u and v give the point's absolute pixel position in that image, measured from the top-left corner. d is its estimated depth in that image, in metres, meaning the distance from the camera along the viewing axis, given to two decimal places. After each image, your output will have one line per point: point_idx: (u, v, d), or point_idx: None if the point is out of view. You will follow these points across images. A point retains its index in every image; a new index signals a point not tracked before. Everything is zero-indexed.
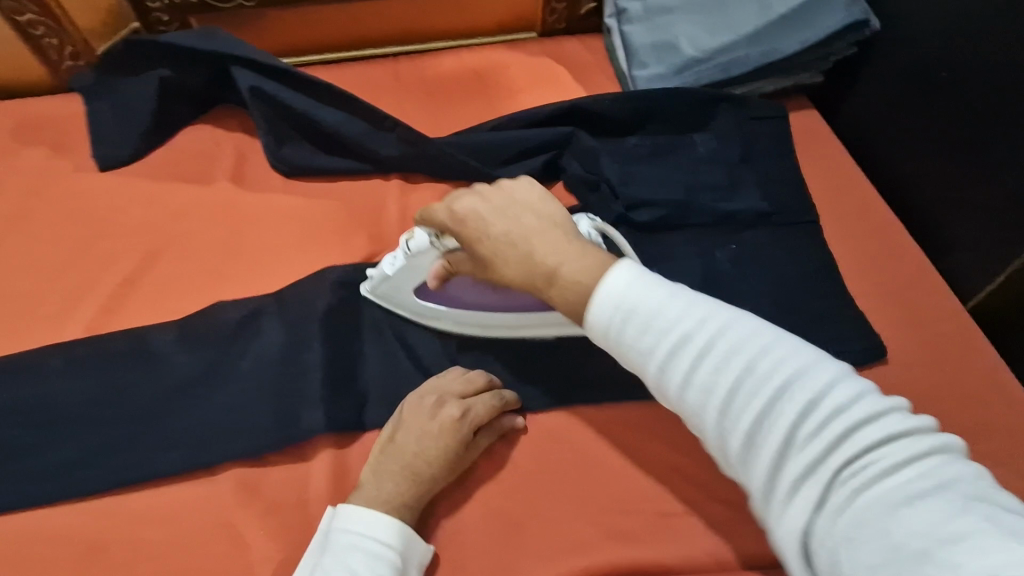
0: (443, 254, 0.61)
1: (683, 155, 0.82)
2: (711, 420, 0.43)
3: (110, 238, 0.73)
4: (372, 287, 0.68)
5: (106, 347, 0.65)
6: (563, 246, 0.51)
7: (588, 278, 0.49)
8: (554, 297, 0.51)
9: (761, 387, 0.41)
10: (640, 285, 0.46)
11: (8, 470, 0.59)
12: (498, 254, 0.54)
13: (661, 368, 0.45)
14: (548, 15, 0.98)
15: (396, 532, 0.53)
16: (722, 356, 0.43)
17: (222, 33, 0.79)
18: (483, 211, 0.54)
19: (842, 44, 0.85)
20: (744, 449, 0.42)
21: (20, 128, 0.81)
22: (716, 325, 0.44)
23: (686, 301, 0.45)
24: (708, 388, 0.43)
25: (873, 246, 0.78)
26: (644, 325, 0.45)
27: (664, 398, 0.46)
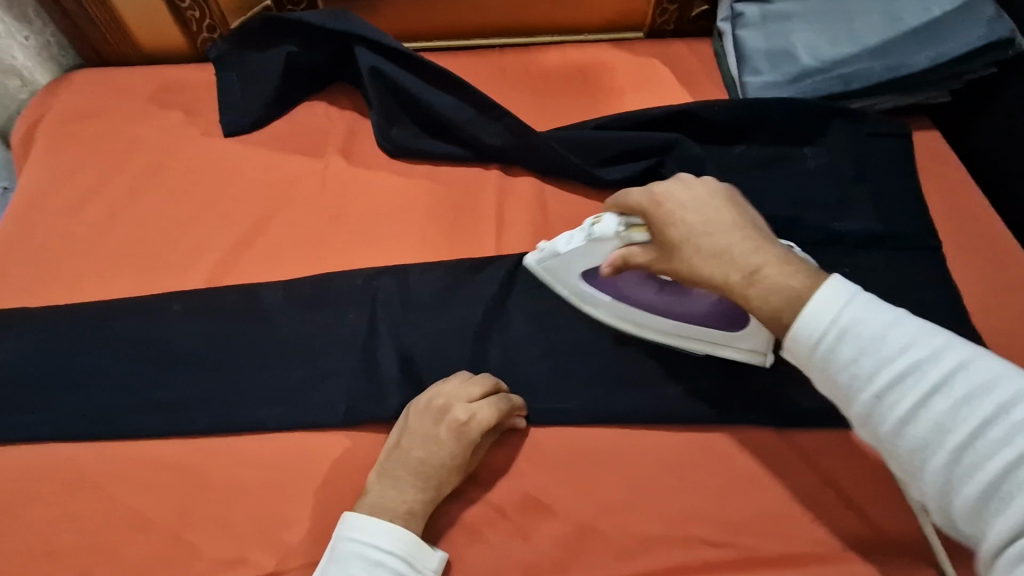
0: (627, 243, 0.59)
1: (791, 170, 0.80)
2: (935, 463, 0.44)
3: (229, 198, 0.78)
4: (539, 260, 0.68)
5: (221, 298, 0.70)
6: (766, 248, 0.54)
7: (792, 280, 0.52)
8: (751, 296, 0.53)
9: (1010, 436, 0.41)
10: (861, 302, 0.48)
11: (130, 399, 0.65)
12: (692, 243, 0.56)
13: (881, 397, 0.46)
14: (657, 16, 0.96)
15: (401, 540, 0.54)
16: (956, 396, 0.44)
17: (350, 14, 0.83)
18: (686, 200, 0.57)
19: (981, 63, 0.79)
20: (978, 500, 0.42)
21: (158, 91, 0.88)
22: (954, 364, 0.44)
23: (913, 331, 0.46)
24: (936, 430, 0.44)
25: (994, 283, 0.73)
26: (863, 350, 0.47)
27: (873, 429, 0.47)
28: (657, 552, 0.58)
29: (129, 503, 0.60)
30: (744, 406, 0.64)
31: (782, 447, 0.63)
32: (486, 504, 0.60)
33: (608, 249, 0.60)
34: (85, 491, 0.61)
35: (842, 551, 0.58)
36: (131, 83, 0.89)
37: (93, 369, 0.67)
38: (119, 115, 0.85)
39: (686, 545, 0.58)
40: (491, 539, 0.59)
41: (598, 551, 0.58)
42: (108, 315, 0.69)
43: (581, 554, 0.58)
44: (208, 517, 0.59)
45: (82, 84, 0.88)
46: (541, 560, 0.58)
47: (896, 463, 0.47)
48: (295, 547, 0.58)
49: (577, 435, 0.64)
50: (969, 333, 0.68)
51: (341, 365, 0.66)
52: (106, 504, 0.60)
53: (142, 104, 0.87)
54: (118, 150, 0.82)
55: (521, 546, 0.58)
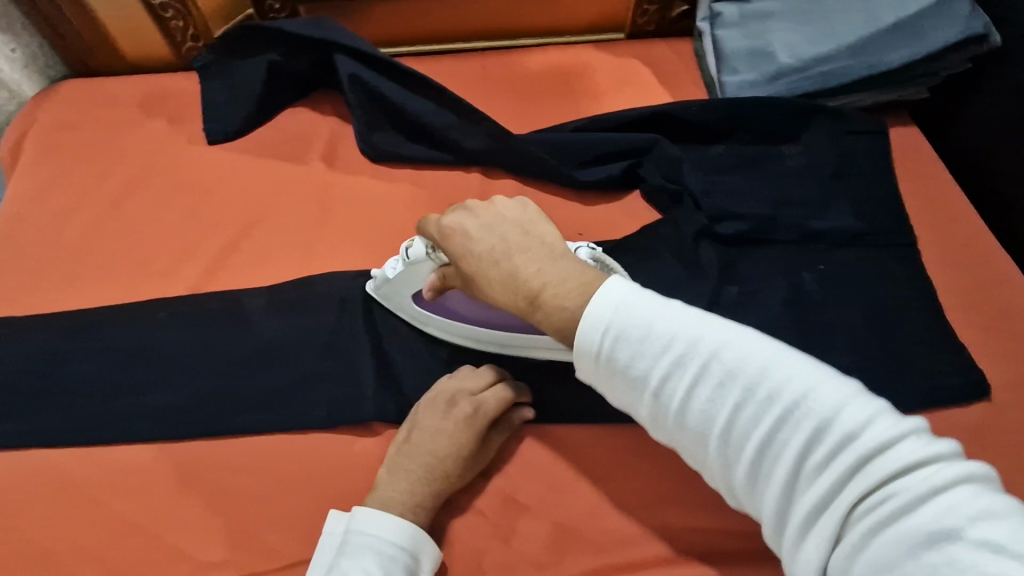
0: (438, 266, 0.61)
1: (769, 169, 0.80)
2: (714, 449, 0.44)
3: (214, 206, 0.80)
4: (375, 287, 0.68)
5: (205, 305, 0.71)
6: (549, 268, 0.52)
7: (568, 300, 0.50)
8: (538, 320, 0.52)
9: (764, 412, 0.42)
10: (632, 301, 0.47)
11: (116, 406, 0.66)
12: (480, 272, 0.54)
13: (660, 394, 0.46)
14: (638, 16, 0.97)
15: (412, 537, 0.55)
16: (718, 382, 0.44)
17: (332, 23, 0.84)
18: (470, 227, 0.55)
19: (958, 59, 0.79)
20: (752, 478, 0.43)
21: (144, 101, 0.89)
22: (711, 348, 0.44)
23: (680, 321, 0.46)
24: (707, 413, 0.44)
25: (971, 279, 0.74)
26: (636, 348, 0.46)
27: (662, 424, 0.47)
28: (634, 549, 0.58)
29: (114, 508, 0.61)
30: None
31: None
32: (465, 507, 0.61)
33: (425, 273, 0.62)
34: (72, 496, 0.62)
35: None
36: (117, 93, 0.90)
37: (81, 376, 0.68)
38: (106, 125, 0.87)
39: (663, 543, 0.59)
40: (469, 540, 0.59)
41: (577, 551, 0.58)
42: (96, 322, 0.71)
43: (560, 555, 0.58)
44: (192, 521, 0.60)
45: (70, 95, 0.90)
46: (519, 560, 0.58)
47: (687, 451, 0.47)
48: (277, 548, 0.59)
49: (555, 435, 0.64)
50: (944, 329, 0.69)
51: (322, 370, 0.67)
52: (92, 509, 0.61)
53: (128, 113, 0.88)
54: (104, 159, 0.84)
55: (500, 547, 0.59)
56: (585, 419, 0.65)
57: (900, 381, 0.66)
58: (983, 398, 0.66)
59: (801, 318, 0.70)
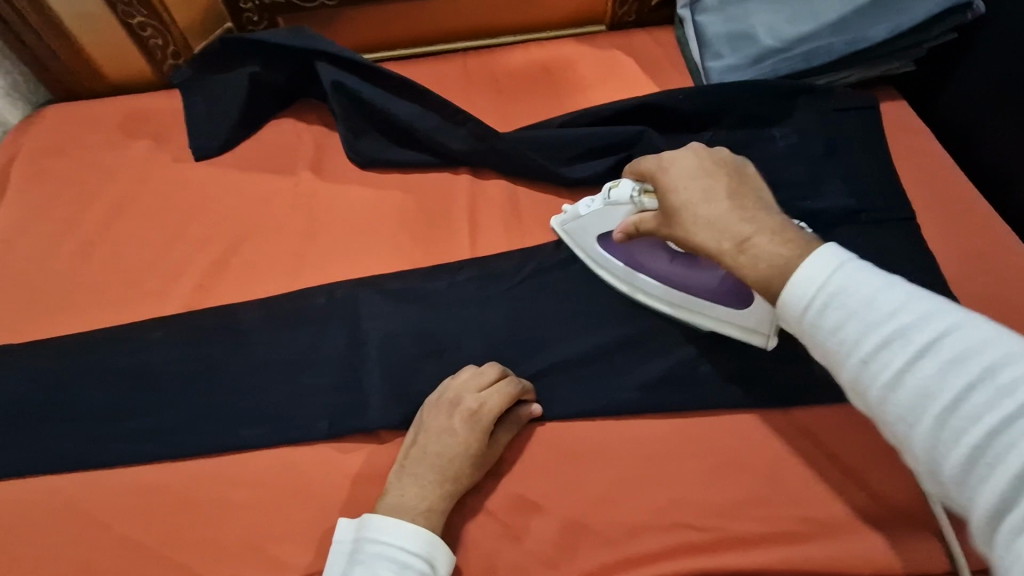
0: (638, 208, 0.63)
1: (759, 151, 0.80)
2: (924, 431, 0.39)
3: (203, 223, 0.79)
4: (563, 222, 0.73)
5: (200, 322, 0.71)
6: (761, 216, 0.52)
7: (784, 247, 0.49)
8: (740, 264, 0.51)
9: (1000, 400, 0.36)
10: (849, 269, 0.44)
11: (115, 428, 0.65)
12: (688, 210, 0.55)
13: (867, 363, 0.42)
14: (617, 8, 0.97)
15: (426, 543, 0.54)
16: (947, 359, 0.39)
17: (308, 32, 0.83)
18: (688, 169, 0.57)
19: (941, 30, 0.78)
20: (969, 471, 0.37)
21: (128, 121, 0.89)
22: (942, 325, 0.40)
23: (911, 294, 0.42)
24: (924, 392, 0.39)
25: (970, 250, 0.73)
26: (846, 312, 0.43)
27: (862, 399, 0.43)
28: (647, 540, 0.58)
29: (118, 531, 0.60)
30: (722, 391, 0.64)
31: (764, 429, 0.63)
32: (473, 510, 0.60)
33: (624, 212, 0.65)
34: (75, 522, 0.61)
35: (832, 529, 0.58)
36: (100, 115, 0.89)
37: (79, 401, 0.67)
38: (90, 148, 0.86)
39: (674, 532, 0.58)
40: (479, 543, 0.59)
41: (588, 546, 0.58)
42: (91, 346, 0.70)
43: (571, 550, 0.58)
44: (199, 540, 0.60)
45: (52, 120, 0.89)
46: (530, 559, 0.58)
47: (887, 434, 0.43)
48: (286, 561, 0.58)
49: (560, 431, 0.64)
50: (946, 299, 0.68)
51: (321, 381, 0.67)
52: (96, 534, 0.60)
53: (112, 135, 0.87)
54: (91, 182, 0.83)
55: (510, 547, 0.58)
56: (589, 413, 0.64)
57: None
58: None
59: None
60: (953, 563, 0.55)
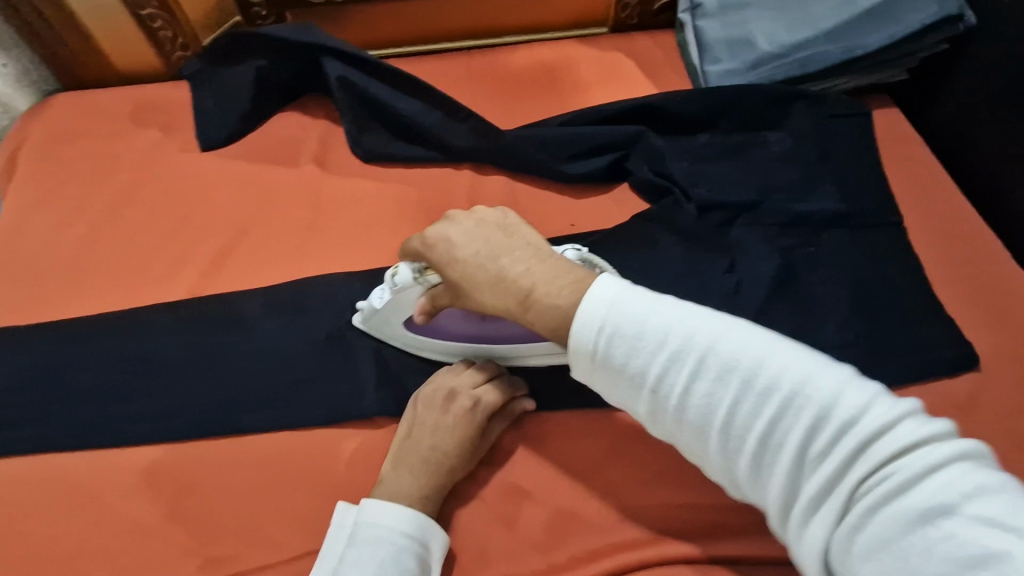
0: (427, 289, 0.60)
1: (754, 154, 0.82)
2: (714, 444, 0.44)
3: (209, 212, 0.81)
4: (364, 320, 0.68)
5: (204, 309, 0.73)
6: (536, 266, 0.52)
7: (558, 297, 0.49)
8: (531, 321, 0.51)
9: (763, 404, 0.42)
10: (623, 298, 0.46)
11: (119, 410, 0.67)
12: (467, 278, 0.53)
13: (658, 391, 0.45)
14: (620, 11, 0.99)
15: (421, 526, 0.56)
16: (717, 376, 0.43)
17: (317, 27, 0.85)
18: (451, 235, 0.55)
19: (934, 40, 0.81)
20: (755, 470, 0.43)
21: (136, 110, 0.90)
22: (705, 343, 0.44)
23: (675, 316, 0.45)
24: (707, 408, 0.44)
25: (955, 255, 0.76)
26: (634, 346, 0.46)
27: (660, 419, 0.47)
28: (634, 527, 0.60)
29: (121, 509, 0.62)
30: None
31: None
32: (467, 496, 0.62)
33: (415, 296, 0.61)
34: (79, 499, 0.63)
35: None
36: (109, 104, 0.91)
37: (83, 383, 0.69)
38: (99, 137, 0.88)
39: (659, 520, 0.60)
40: (471, 528, 0.60)
41: (578, 533, 0.60)
42: (97, 329, 0.72)
43: (561, 536, 0.60)
44: (199, 519, 0.61)
45: (62, 108, 0.91)
46: (521, 544, 0.59)
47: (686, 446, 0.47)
48: (285, 541, 0.60)
49: (552, 422, 0.66)
50: (931, 302, 0.71)
51: (320, 368, 0.68)
52: (99, 511, 0.62)
53: (120, 124, 0.89)
54: (98, 169, 0.85)
55: (502, 533, 0.60)
56: (581, 404, 0.66)
57: (890, 356, 0.67)
58: (972, 367, 0.67)
59: (789, 298, 0.71)
60: None
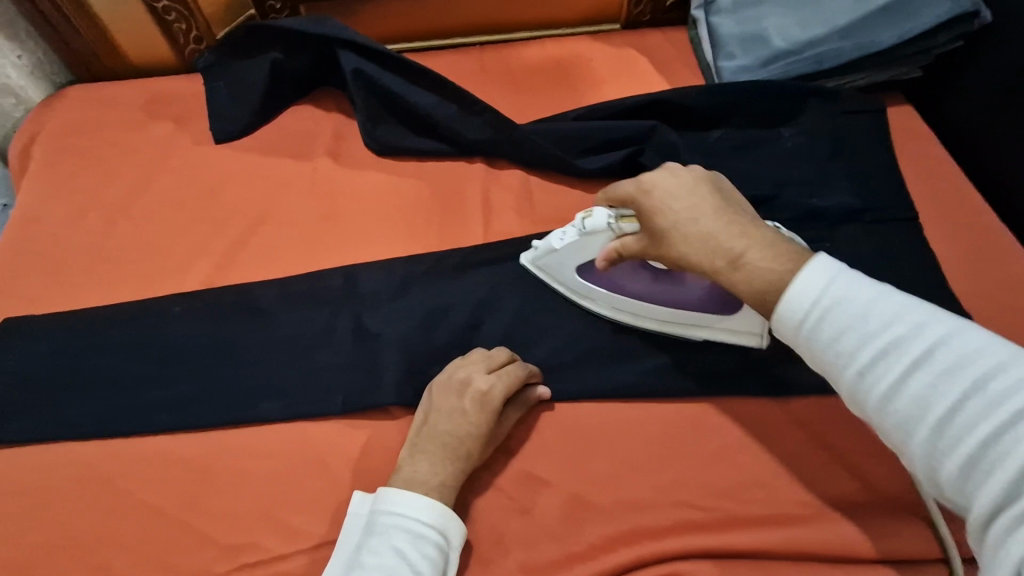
0: (618, 235, 0.62)
1: (768, 150, 0.82)
2: (921, 440, 0.42)
3: (223, 204, 0.81)
4: (537, 258, 0.70)
5: (219, 298, 0.73)
6: (751, 234, 0.54)
7: (775, 264, 0.52)
8: (734, 282, 0.54)
9: (991, 409, 0.39)
10: (846, 283, 0.47)
11: (135, 398, 0.67)
12: (678, 231, 0.56)
13: (865, 374, 0.45)
14: (633, 7, 0.99)
15: (439, 515, 0.55)
16: (943, 370, 0.42)
17: (331, 20, 0.85)
18: (671, 187, 0.58)
19: (949, 37, 0.81)
20: (964, 476, 0.40)
21: (149, 103, 0.90)
22: (934, 336, 0.43)
23: (907, 310, 0.44)
24: (921, 400, 0.42)
25: (970, 251, 0.76)
26: (847, 327, 0.46)
27: (861, 408, 0.46)
28: (651, 520, 0.59)
29: (137, 496, 0.62)
30: (728, 379, 0.66)
31: (766, 416, 0.64)
32: (483, 484, 0.62)
33: (603, 241, 0.63)
34: (95, 486, 0.63)
35: (831, 513, 0.59)
36: (122, 97, 0.91)
37: (98, 372, 0.69)
38: (113, 128, 0.88)
39: (676, 512, 0.59)
40: (486, 517, 0.60)
41: (593, 523, 0.59)
42: (111, 318, 0.72)
43: (577, 526, 0.59)
44: (215, 507, 0.61)
45: (76, 100, 0.91)
46: (537, 533, 0.59)
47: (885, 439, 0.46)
48: (301, 530, 0.60)
49: (568, 413, 0.65)
50: (947, 297, 0.71)
51: (336, 358, 0.68)
52: (115, 499, 0.62)
53: (134, 116, 0.89)
54: (112, 160, 0.85)
55: (517, 523, 0.60)
56: (596, 395, 0.66)
57: None
58: None
59: None
60: (938, 550, 0.57)
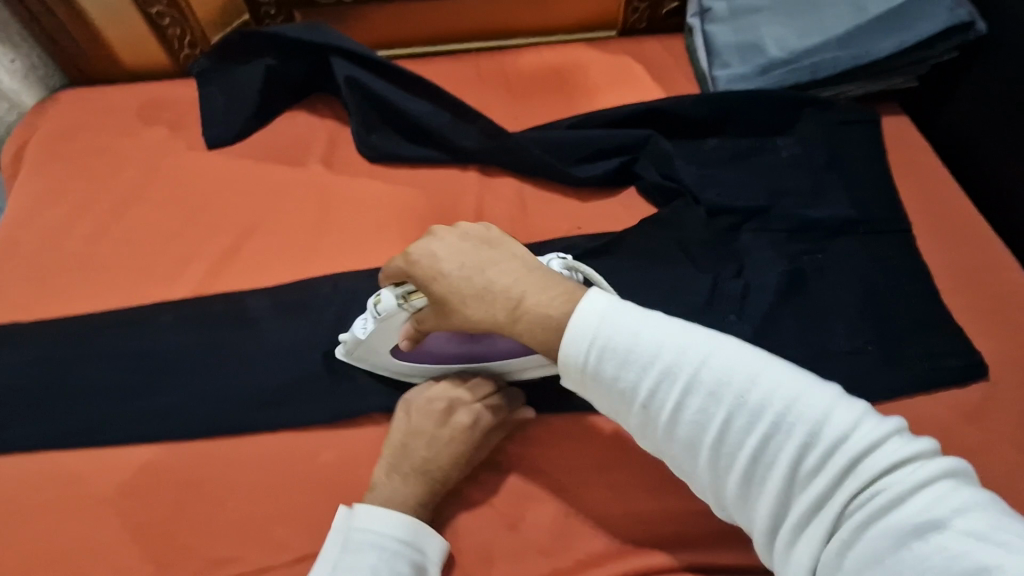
0: (413, 314, 0.57)
1: (763, 159, 0.82)
2: (706, 461, 0.46)
3: (215, 211, 0.80)
4: (347, 350, 0.64)
5: (210, 307, 0.72)
6: (525, 277, 0.52)
7: (553, 307, 0.51)
8: (521, 330, 0.52)
9: (754, 423, 0.43)
10: (615, 315, 0.48)
11: (124, 407, 0.67)
12: (455, 295, 0.52)
13: (651, 406, 0.47)
14: (629, 15, 0.98)
15: (414, 531, 0.55)
16: (711, 393, 0.45)
17: (325, 27, 0.85)
18: (437, 252, 0.53)
19: (945, 48, 0.80)
20: (741, 488, 0.45)
21: (143, 108, 0.90)
22: (699, 360, 0.46)
23: (667, 334, 0.47)
24: (698, 425, 0.45)
25: (964, 263, 0.75)
26: (624, 362, 0.47)
27: (651, 437, 0.48)
28: (640, 535, 0.59)
29: (124, 507, 0.61)
30: None
31: None
32: (472, 496, 0.61)
33: (399, 323, 0.58)
34: (82, 496, 0.62)
35: None
36: (115, 102, 0.91)
37: (88, 381, 0.68)
38: (106, 133, 0.87)
39: (666, 529, 0.59)
40: (474, 531, 0.60)
41: (581, 537, 0.59)
42: (102, 326, 0.71)
43: (565, 542, 0.59)
44: (202, 518, 0.61)
45: (70, 104, 0.91)
46: (525, 548, 0.59)
47: (673, 462, 0.49)
48: (287, 543, 0.59)
49: (556, 426, 0.65)
50: (940, 310, 0.70)
51: (325, 368, 0.68)
52: (102, 510, 0.61)
53: (127, 121, 0.89)
54: (105, 166, 0.85)
55: (505, 537, 0.59)
56: (586, 408, 0.65)
57: (899, 364, 0.67)
58: (982, 377, 0.67)
59: (797, 304, 0.71)
60: None
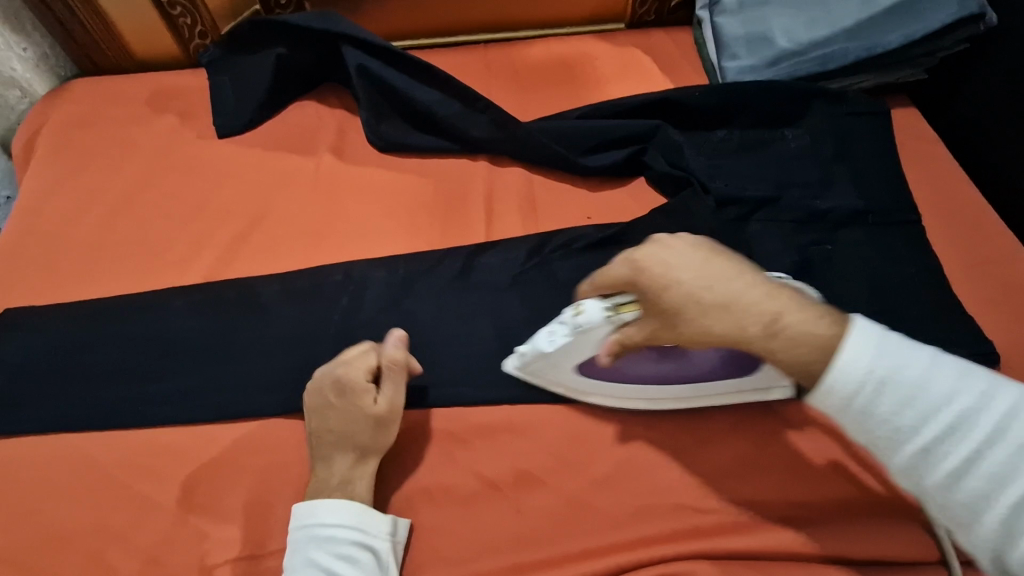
0: (617, 327, 0.54)
1: (773, 150, 0.82)
2: (997, 519, 0.42)
3: (224, 198, 0.81)
4: (520, 364, 0.63)
5: (219, 292, 0.73)
6: (771, 291, 0.49)
7: (812, 326, 0.48)
8: (774, 349, 0.48)
9: None
10: (890, 347, 0.46)
11: (134, 390, 0.67)
12: (693, 305, 0.49)
13: (930, 451, 0.44)
14: (638, 7, 0.99)
15: (344, 512, 0.56)
16: (1010, 445, 0.42)
17: (336, 15, 0.84)
18: (669, 258, 0.50)
19: (954, 40, 0.80)
20: None
21: (153, 97, 0.90)
22: (999, 411, 0.43)
23: (959, 380, 0.45)
24: (996, 480, 0.42)
25: (974, 254, 0.75)
26: (905, 400, 0.45)
27: (915, 483, 0.46)
28: (649, 521, 0.59)
29: (133, 488, 0.62)
30: None
31: (769, 419, 0.64)
32: (480, 481, 0.61)
33: (601, 337, 0.55)
34: (91, 478, 0.63)
35: (831, 518, 0.58)
36: (126, 91, 0.91)
37: (98, 364, 0.69)
38: (116, 121, 0.88)
39: (675, 515, 0.59)
40: (481, 515, 0.60)
41: (589, 523, 0.59)
42: (112, 310, 0.72)
43: (572, 527, 0.59)
44: (211, 500, 0.61)
45: (81, 92, 0.91)
46: (532, 532, 0.59)
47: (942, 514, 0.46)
48: None
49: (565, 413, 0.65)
50: (949, 300, 0.70)
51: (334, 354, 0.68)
52: (112, 491, 0.62)
53: (137, 109, 0.89)
54: (115, 153, 0.85)
55: (513, 522, 0.59)
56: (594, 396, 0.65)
57: None
58: (992, 367, 0.67)
59: None
60: (944, 554, 0.56)
